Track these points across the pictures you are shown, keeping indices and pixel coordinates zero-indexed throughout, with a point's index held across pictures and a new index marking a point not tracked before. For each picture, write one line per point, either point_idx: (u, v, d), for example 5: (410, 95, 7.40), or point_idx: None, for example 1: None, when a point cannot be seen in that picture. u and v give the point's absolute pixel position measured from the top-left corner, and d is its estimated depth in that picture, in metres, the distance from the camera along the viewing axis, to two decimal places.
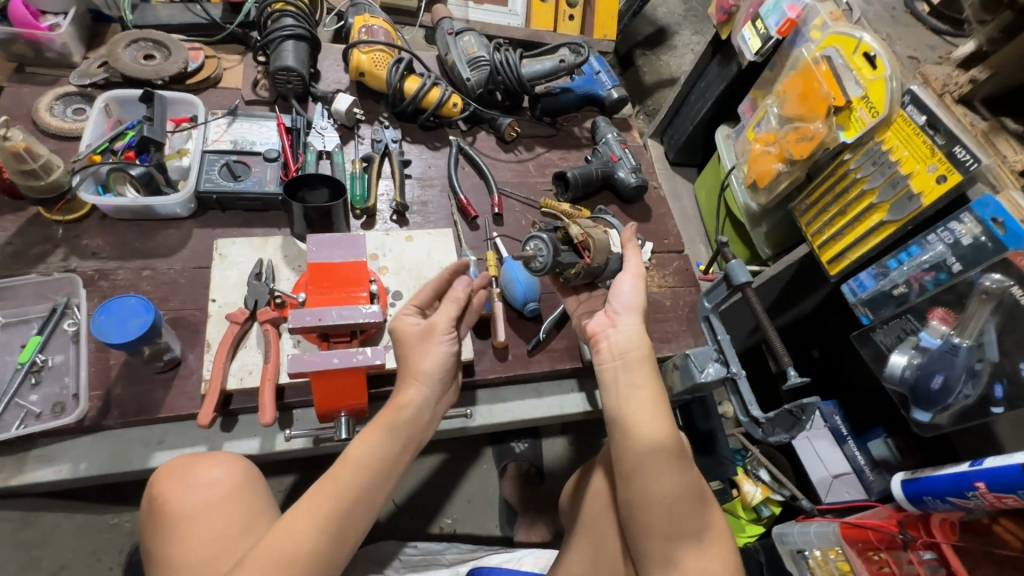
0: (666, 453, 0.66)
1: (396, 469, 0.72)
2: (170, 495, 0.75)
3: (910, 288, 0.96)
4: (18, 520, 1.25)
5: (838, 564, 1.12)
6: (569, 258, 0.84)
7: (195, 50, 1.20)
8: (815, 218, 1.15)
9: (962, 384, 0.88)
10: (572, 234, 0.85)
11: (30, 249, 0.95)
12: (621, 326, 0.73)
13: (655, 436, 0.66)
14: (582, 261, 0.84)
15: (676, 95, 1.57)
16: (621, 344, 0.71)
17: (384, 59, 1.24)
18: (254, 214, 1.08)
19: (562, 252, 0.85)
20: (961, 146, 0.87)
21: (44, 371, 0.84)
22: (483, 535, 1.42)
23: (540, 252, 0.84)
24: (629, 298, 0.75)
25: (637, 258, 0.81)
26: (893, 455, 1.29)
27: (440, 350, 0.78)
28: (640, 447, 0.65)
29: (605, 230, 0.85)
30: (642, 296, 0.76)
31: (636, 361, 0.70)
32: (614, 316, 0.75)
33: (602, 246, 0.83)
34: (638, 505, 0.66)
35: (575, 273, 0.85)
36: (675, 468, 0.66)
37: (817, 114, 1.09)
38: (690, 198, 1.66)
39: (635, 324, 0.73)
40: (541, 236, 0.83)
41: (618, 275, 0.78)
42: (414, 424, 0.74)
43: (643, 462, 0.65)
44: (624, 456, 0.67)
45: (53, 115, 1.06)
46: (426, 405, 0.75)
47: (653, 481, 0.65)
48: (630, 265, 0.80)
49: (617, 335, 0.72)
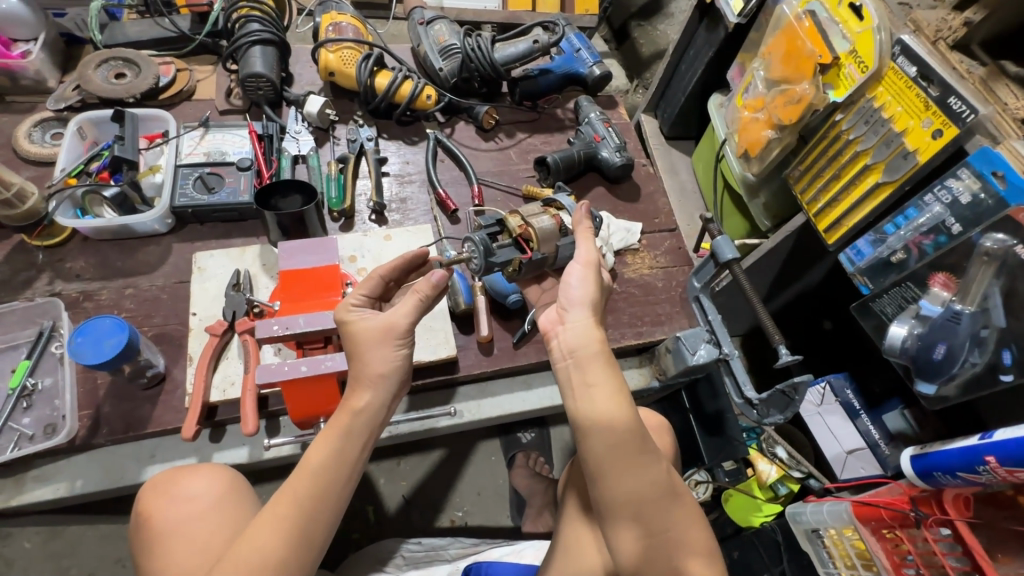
0: (630, 451, 0.65)
1: (355, 470, 0.74)
2: (154, 510, 0.77)
3: (908, 254, 0.91)
4: (46, 532, 1.30)
5: (855, 543, 1.09)
6: (509, 254, 0.83)
7: (165, 65, 1.21)
8: (809, 185, 1.08)
9: (966, 352, 0.85)
10: (511, 228, 0.83)
11: (18, 276, 0.98)
12: (570, 323, 0.70)
13: (618, 436, 0.65)
14: (522, 256, 0.83)
15: (665, 66, 1.48)
16: (571, 341, 0.69)
17: (353, 56, 1.22)
18: (232, 225, 1.09)
19: (501, 248, 0.83)
20: (956, 96, 0.80)
21: (35, 394, 0.87)
22: (494, 527, 1.42)
23: (474, 252, 0.82)
24: (579, 290, 0.72)
25: (590, 244, 0.77)
26: (910, 427, 1.21)
27: (395, 353, 0.76)
28: (602, 448, 0.65)
29: (546, 219, 0.82)
30: (593, 287, 0.73)
31: (588, 359, 0.67)
32: (563, 310, 0.71)
33: (545, 237, 0.82)
34: (610, 506, 0.65)
35: (515, 269, 0.84)
36: (642, 463, 0.65)
37: (804, 75, 1.03)
38: (688, 171, 1.58)
39: (586, 316, 0.70)
40: (476, 235, 0.82)
41: (568, 266, 0.74)
42: (369, 427, 0.75)
43: (606, 462, 0.65)
44: (590, 460, 0.66)
45: (32, 142, 1.09)
46: (381, 407, 0.76)
47: (617, 482, 0.65)
48: (580, 254, 0.75)
49: (566, 333, 0.69)
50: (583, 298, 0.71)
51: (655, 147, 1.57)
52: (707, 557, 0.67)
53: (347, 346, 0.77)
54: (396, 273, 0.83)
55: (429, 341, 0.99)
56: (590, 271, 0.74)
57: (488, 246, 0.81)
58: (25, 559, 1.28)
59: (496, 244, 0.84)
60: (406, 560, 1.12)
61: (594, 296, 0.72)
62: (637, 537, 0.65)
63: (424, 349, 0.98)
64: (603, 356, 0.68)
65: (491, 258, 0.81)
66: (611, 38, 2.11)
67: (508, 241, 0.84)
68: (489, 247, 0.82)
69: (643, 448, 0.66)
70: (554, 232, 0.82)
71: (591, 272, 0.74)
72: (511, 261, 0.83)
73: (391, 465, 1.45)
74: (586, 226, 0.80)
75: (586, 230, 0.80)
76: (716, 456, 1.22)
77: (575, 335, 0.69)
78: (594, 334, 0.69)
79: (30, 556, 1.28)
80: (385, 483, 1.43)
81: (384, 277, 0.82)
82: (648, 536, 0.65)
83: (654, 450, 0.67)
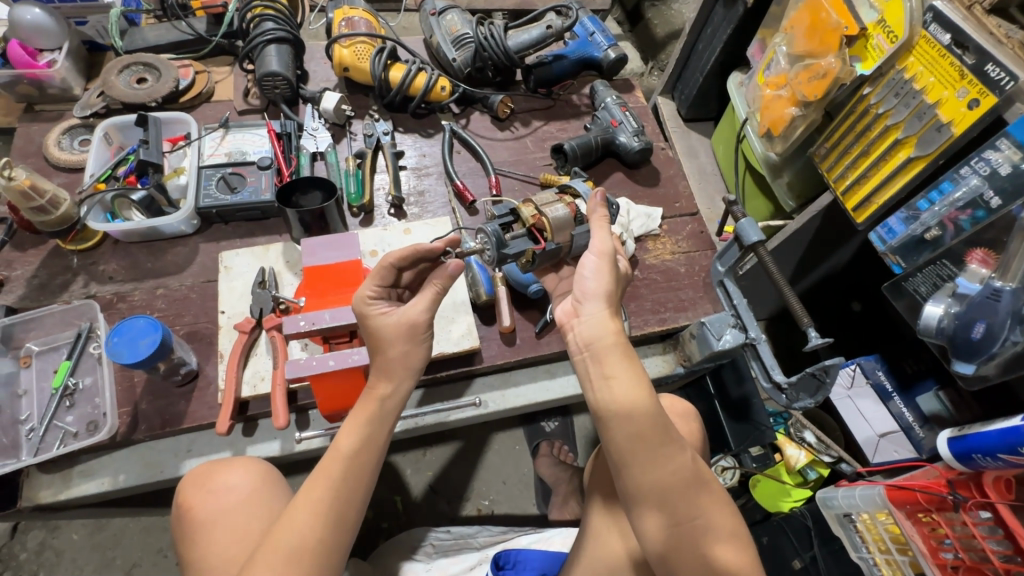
0: (651, 441, 0.65)
1: (379, 454, 0.76)
2: (194, 501, 0.80)
3: (944, 231, 0.89)
4: (92, 525, 1.36)
5: (889, 527, 1.07)
6: (522, 244, 0.83)
7: (185, 68, 1.23)
8: (836, 162, 1.05)
9: (1008, 330, 0.81)
10: (524, 218, 0.83)
11: (54, 280, 1.02)
12: (586, 315, 0.70)
13: (639, 425, 0.64)
14: (536, 246, 0.83)
15: (682, 46, 1.44)
16: (587, 334, 0.69)
17: (367, 50, 1.22)
18: (255, 223, 1.10)
19: (514, 239, 0.83)
20: (993, 63, 0.77)
21: (77, 393, 0.90)
22: (521, 515, 1.43)
23: (487, 243, 0.82)
24: (593, 281, 0.71)
25: (603, 234, 0.75)
26: (947, 409, 1.16)
27: (402, 347, 0.77)
28: (622, 439, 0.65)
29: (560, 210, 0.82)
30: (608, 278, 0.72)
31: (604, 351, 0.67)
32: (578, 303, 0.71)
33: (560, 226, 0.81)
34: (633, 496, 0.65)
35: (528, 260, 0.83)
36: (665, 454, 0.65)
37: (829, 48, 0.99)
38: (708, 154, 1.54)
39: (601, 308, 0.70)
40: (489, 226, 0.82)
41: (581, 257, 0.73)
42: (392, 413, 0.77)
43: (628, 452, 0.65)
44: (612, 451, 0.66)
45: (62, 149, 1.12)
46: (407, 394, 0.78)
47: (641, 472, 0.64)
48: (595, 244, 0.74)
49: (582, 326, 0.69)
50: (597, 290, 0.71)
51: (672, 130, 1.54)
52: (735, 540, 0.66)
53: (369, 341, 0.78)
54: (407, 262, 0.79)
55: (453, 333, 1.00)
56: (604, 262, 0.73)
57: (501, 237, 0.81)
58: (74, 550, 1.34)
59: (509, 234, 0.84)
60: (436, 548, 1.14)
61: (609, 287, 0.71)
62: (661, 524, 0.65)
63: (446, 341, 0.99)
64: (621, 348, 0.67)
65: (504, 249, 0.82)
66: (625, 20, 2.07)
67: (521, 231, 0.84)
68: (502, 238, 0.82)
69: (665, 438, 0.65)
70: (568, 222, 0.81)
71: (605, 263, 0.73)
72: (525, 252, 0.83)
73: (417, 455, 1.47)
74: (600, 215, 0.79)
75: (601, 219, 0.78)
76: (743, 442, 1.21)
77: (591, 328, 0.69)
78: (611, 326, 0.69)
79: (78, 546, 1.35)
80: (412, 474, 1.45)
81: (396, 265, 0.78)
82: (673, 524, 0.64)
83: (677, 437, 0.66)
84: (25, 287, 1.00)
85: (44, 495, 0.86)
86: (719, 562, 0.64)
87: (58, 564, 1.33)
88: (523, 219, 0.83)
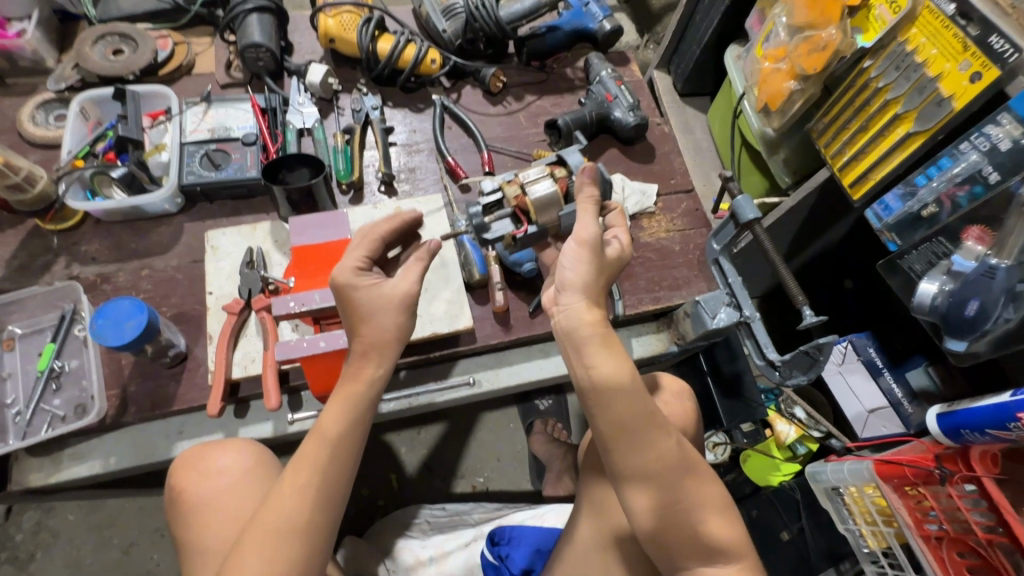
0: (636, 429, 0.66)
1: (362, 436, 0.76)
2: (186, 484, 0.79)
3: (941, 208, 0.88)
4: (88, 506, 1.36)
5: (875, 500, 1.08)
6: (504, 227, 0.82)
7: (163, 38, 1.18)
8: (834, 138, 1.03)
9: (1000, 307, 0.82)
10: (509, 198, 0.81)
11: (34, 260, 0.99)
12: (564, 305, 0.70)
13: (622, 413, 0.65)
14: (517, 230, 0.82)
15: (678, 17, 1.40)
16: (567, 323, 0.69)
17: (353, 20, 1.17)
18: (241, 202, 1.08)
19: (497, 220, 0.82)
20: (998, 35, 0.76)
21: (63, 376, 0.88)
22: (516, 491, 1.45)
23: (468, 224, 0.82)
24: (571, 271, 0.70)
25: (587, 220, 0.73)
26: (934, 384, 1.19)
27: (395, 319, 0.76)
28: (608, 426, 0.66)
29: (540, 195, 0.79)
30: (587, 268, 0.70)
31: (582, 342, 0.68)
32: (557, 291, 0.71)
33: (540, 208, 0.80)
34: (626, 477, 0.66)
35: (510, 242, 0.83)
36: (649, 441, 0.66)
37: (830, 19, 0.96)
38: (704, 129, 1.52)
39: (580, 299, 0.70)
40: (471, 208, 0.81)
41: (561, 245, 0.72)
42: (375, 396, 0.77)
43: (615, 439, 0.66)
44: (598, 435, 0.67)
45: (36, 124, 1.08)
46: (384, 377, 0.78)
47: (627, 459, 0.66)
48: (577, 231, 0.72)
49: (561, 314, 0.70)
50: (575, 281, 0.70)
51: (668, 104, 1.51)
52: (731, 518, 0.69)
53: (347, 312, 0.76)
54: (394, 235, 0.81)
55: (446, 312, 0.98)
56: (585, 251, 0.71)
57: (482, 222, 0.81)
58: (70, 530, 1.35)
59: (492, 216, 0.83)
60: (431, 525, 1.15)
61: (587, 277, 0.70)
62: (658, 506, 0.66)
63: (439, 320, 0.97)
64: (599, 337, 0.68)
65: (485, 234, 0.81)
66: None
67: (505, 211, 0.82)
68: (483, 222, 0.81)
69: (648, 425, 0.66)
70: (554, 201, 0.79)
71: (585, 252, 0.71)
72: (506, 236, 0.82)
73: (413, 434, 1.48)
74: (587, 195, 0.76)
75: (588, 200, 0.75)
76: (735, 419, 1.21)
77: (569, 318, 0.69)
78: (587, 317, 0.69)
79: (75, 527, 1.35)
80: (406, 452, 1.46)
81: (386, 237, 0.80)
82: (667, 506, 0.66)
83: (663, 423, 0.67)
84: (5, 268, 0.98)
85: (34, 479, 0.85)
86: (717, 540, 0.66)
87: (55, 543, 1.33)
88: (508, 199, 0.82)
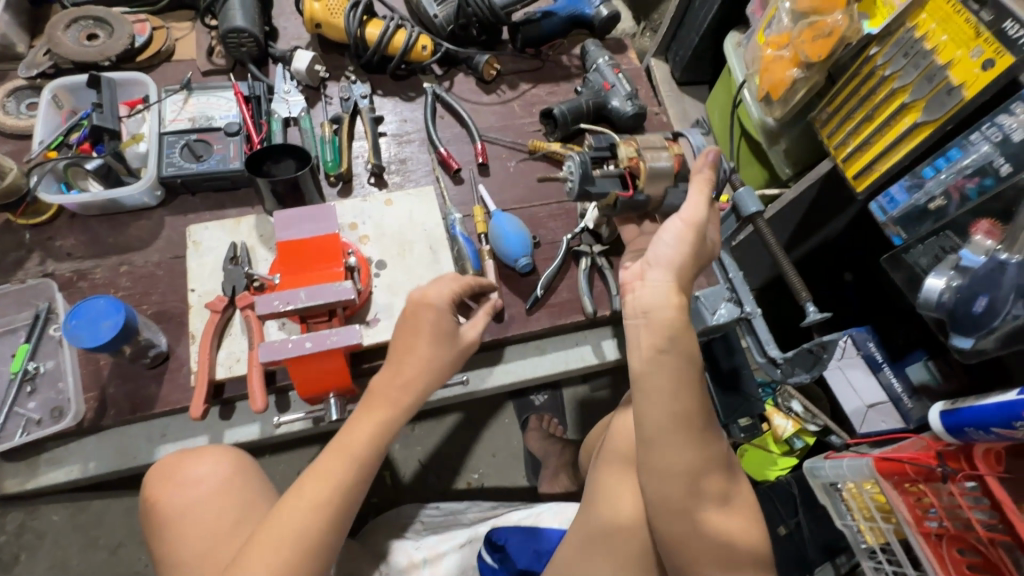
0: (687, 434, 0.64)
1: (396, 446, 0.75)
2: (161, 495, 0.76)
3: (949, 201, 0.87)
4: (73, 506, 1.33)
5: (874, 496, 1.06)
6: (610, 184, 0.81)
7: (140, 23, 1.13)
8: (837, 128, 0.99)
9: (1010, 304, 0.79)
10: (623, 158, 0.81)
11: (7, 256, 0.95)
12: (650, 280, 0.65)
13: (680, 414, 0.63)
14: (623, 192, 0.81)
15: (677, 3, 1.36)
16: (648, 301, 0.64)
17: (340, 4, 1.12)
18: (224, 194, 1.03)
19: (603, 176, 0.81)
20: (1012, 20, 0.74)
21: (38, 378, 0.84)
22: (511, 487, 1.43)
23: (571, 172, 0.79)
24: (671, 249, 0.66)
25: (701, 201, 0.68)
26: (934, 378, 1.17)
27: None
28: (662, 426, 0.64)
29: (656, 162, 0.78)
30: (687, 249, 0.66)
31: (657, 321, 0.63)
32: (645, 265, 0.66)
33: (652, 175, 0.79)
34: (663, 478, 0.65)
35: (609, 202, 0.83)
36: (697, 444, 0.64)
37: (837, 3, 0.91)
38: (702, 119, 1.48)
39: (667, 279, 0.65)
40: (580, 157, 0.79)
41: (666, 219, 0.67)
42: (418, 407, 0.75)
43: (661, 442, 0.64)
44: (648, 431, 0.65)
45: (7, 113, 1.03)
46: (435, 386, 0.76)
47: (670, 463, 0.64)
48: (687, 210, 0.67)
49: (644, 289, 0.64)
50: (672, 258, 0.65)
51: (666, 93, 1.47)
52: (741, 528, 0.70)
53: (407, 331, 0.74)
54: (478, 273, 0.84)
55: None
56: (690, 232, 0.66)
57: (589, 172, 0.79)
58: (55, 531, 1.31)
59: (599, 171, 0.82)
60: (425, 525, 1.13)
61: (686, 258, 0.66)
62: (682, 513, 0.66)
63: None
64: (680, 325, 0.63)
65: (588, 185, 0.79)
66: None
67: (615, 171, 0.82)
68: (589, 173, 0.79)
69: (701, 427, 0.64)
70: (665, 174, 0.79)
71: (690, 233, 0.66)
72: (609, 194, 0.81)
73: (406, 431, 1.45)
74: (705, 176, 0.71)
75: (703, 180, 0.70)
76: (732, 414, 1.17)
77: (655, 296, 0.64)
78: (673, 299, 0.64)
79: (60, 528, 1.31)
80: (400, 449, 1.44)
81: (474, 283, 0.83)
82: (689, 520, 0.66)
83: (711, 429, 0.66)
84: None
85: (9, 484, 0.82)
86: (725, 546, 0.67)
87: (40, 545, 1.30)
88: (621, 159, 0.82)
